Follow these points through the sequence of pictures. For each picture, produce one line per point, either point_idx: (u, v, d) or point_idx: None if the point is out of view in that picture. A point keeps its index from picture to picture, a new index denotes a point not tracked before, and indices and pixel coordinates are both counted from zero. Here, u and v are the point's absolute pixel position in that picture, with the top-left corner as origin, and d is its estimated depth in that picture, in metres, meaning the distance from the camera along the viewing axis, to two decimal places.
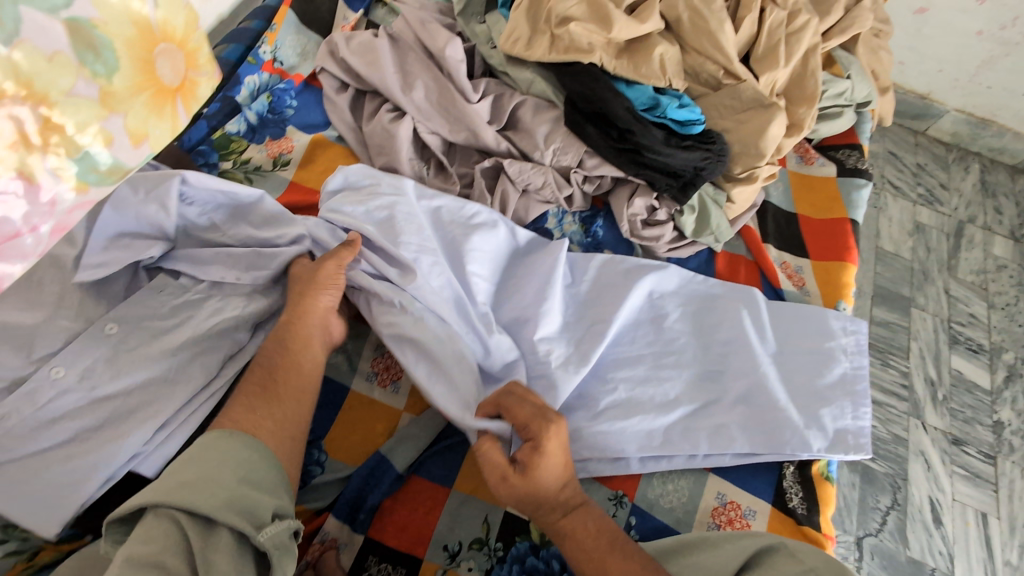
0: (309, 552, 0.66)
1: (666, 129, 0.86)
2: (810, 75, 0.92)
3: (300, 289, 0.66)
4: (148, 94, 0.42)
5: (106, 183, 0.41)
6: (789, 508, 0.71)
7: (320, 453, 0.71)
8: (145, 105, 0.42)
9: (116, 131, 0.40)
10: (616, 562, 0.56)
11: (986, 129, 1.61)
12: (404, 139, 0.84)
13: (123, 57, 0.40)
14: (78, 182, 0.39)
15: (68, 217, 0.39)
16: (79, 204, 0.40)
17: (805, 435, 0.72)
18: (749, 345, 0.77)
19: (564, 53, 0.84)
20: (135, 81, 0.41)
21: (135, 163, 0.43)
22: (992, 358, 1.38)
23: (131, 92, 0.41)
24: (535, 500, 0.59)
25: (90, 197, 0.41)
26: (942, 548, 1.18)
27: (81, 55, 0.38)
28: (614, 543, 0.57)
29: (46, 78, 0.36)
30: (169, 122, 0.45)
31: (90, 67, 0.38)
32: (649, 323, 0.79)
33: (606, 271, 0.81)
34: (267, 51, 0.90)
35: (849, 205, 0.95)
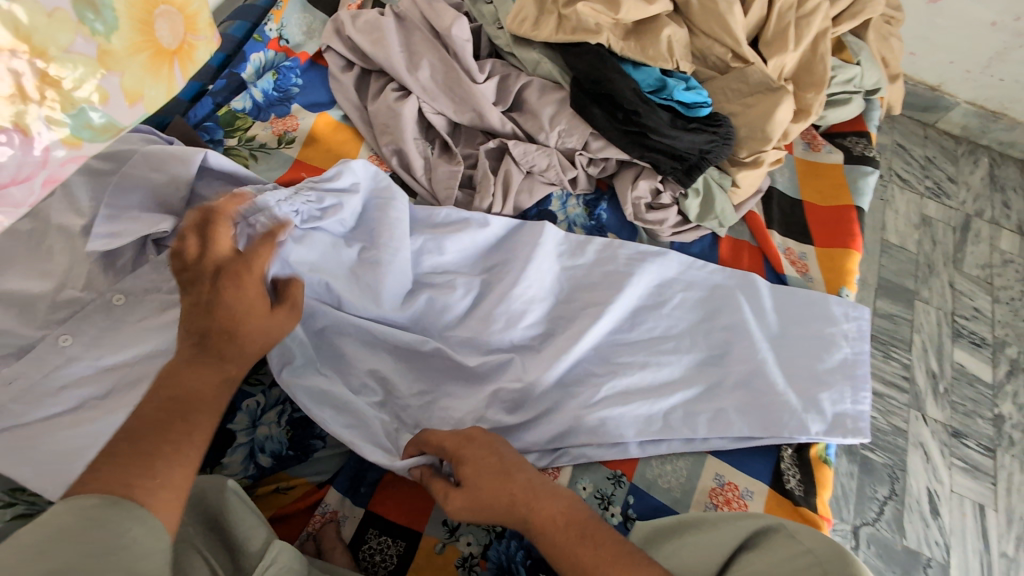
0: (311, 524, 0.67)
1: (673, 112, 0.85)
2: (820, 60, 0.91)
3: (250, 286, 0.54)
4: (145, 55, 0.43)
5: (98, 140, 0.42)
6: (787, 490, 0.72)
7: (322, 427, 0.71)
8: (142, 65, 0.43)
9: (112, 89, 0.41)
10: (586, 552, 0.50)
11: (997, 122, 1.59)
12: (409, 118, 0.84)
13: (123, 16, 0.40)
14: (72, 138, 0.39)
15: (59, 170, 0.41)
16: (71, 157, 0.41)
17: (802, 417, 0.73)
18: (750, 330, 0.77)
19: (571, 34, 0.84)
20: (133, 42, 0.42)
21: (127, 122, 0.44)
22: (995, 352, 1.38)
23: (128, 51, 0.41)
24: (489, 507, 0.55)
25: (81, 150, 0.42)
26: (939, 538, 1.19)
27: (81, 13, 0.38)
28: (581, 533, 0.51)
29: (46, 34, 0.36)
30: (164, 84, 0.46)
31: (89, 24, 0.39)
32: (651, 307, 0.79)
33: (611, 259, 0.81)
34: (273, 28, 0.91)
35: (856, 192, 0.94)
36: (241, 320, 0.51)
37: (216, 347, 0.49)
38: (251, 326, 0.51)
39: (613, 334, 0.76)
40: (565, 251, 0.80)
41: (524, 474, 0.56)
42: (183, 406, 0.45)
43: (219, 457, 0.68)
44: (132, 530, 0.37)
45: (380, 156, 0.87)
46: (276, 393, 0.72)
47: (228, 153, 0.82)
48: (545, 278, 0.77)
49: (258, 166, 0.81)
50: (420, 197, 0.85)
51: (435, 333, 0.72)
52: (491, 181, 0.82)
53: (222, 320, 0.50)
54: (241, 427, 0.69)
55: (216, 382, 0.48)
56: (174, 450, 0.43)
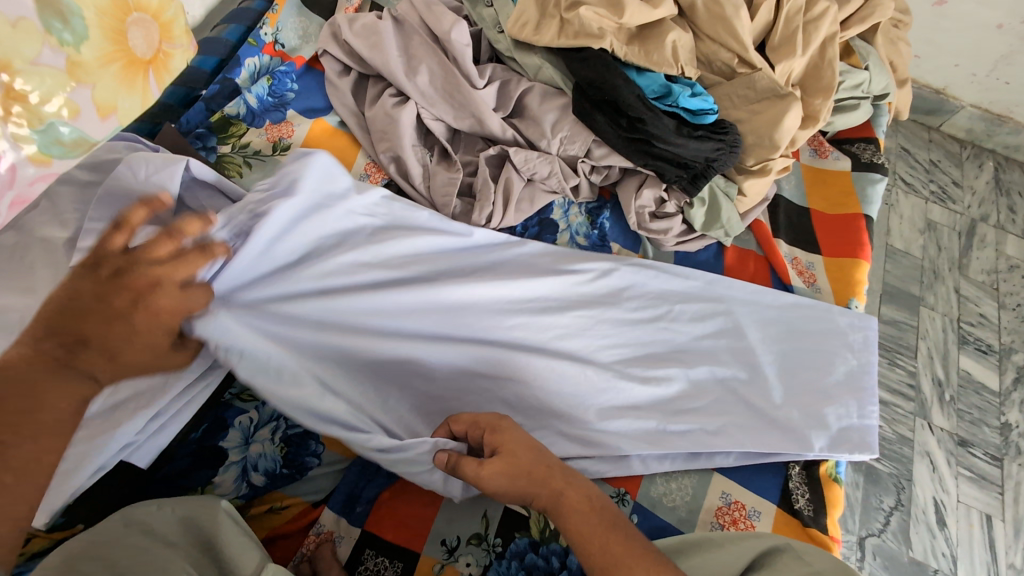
0: (305, 545, 0.65)
1: (677, 119, 0.83)
2: (828, 65, 0.89)
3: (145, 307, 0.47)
4: (118, 66, 0.43)
5: (70, 155, 0.42)
6: (796, 510, 0.70)
7: (317, 444, 0.70)
8: (114, 77, 0.43)
9: (83, 102, 0.41)
10: (615, 539, 0.49)
11: (1002, 125, 1.57)
12: (406, 125, 0.82)
13: (93, 26, 0.40)
14: (40, 154, 0.39)
15: (28, 188, 0.40)
16: (39, 175, 0.41)
17: (806, 434, 0.71)
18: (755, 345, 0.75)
19: (573, 38, 0.82)
20: (104, 52, 0.42)
21: (101, 135, 0.44)
22: (1002, 359, 1.36)
23: (99, 63, 0.41)
24: (526, 474, 0.54)
25: (52, 168, 0.41)
26: (946, 550, 1.17)
27: (48, 22, 0.38)
28: (610, 525, 0.50)
29: (11, 47, 0.36)
30: (138, 95, 0.46)
31: (57, 35, 0.38)
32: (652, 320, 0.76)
33: (604, 274, 0.77)
34: (268, 33, 0.89)
35: (864, 201, 0.92)
36: (124, 349, 0.46)
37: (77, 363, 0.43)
38: (137, 355, 0.48)
39: (616, 348, 0.73)
40: (561, 261, 0.77)
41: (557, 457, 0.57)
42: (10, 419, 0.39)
43: (210, 475, 0.65)
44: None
45: (377, 163, 0.85)
46: (270, 409, 0.70)
47: (221, 160, 0.80)
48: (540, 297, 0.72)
49: (252, 174, 0.79)
50: (418, 206, 0.83)
51: None
52: (492, 189, 0.80)
53: (108, 340, 0.45)
54: (233, 444, 0.67)
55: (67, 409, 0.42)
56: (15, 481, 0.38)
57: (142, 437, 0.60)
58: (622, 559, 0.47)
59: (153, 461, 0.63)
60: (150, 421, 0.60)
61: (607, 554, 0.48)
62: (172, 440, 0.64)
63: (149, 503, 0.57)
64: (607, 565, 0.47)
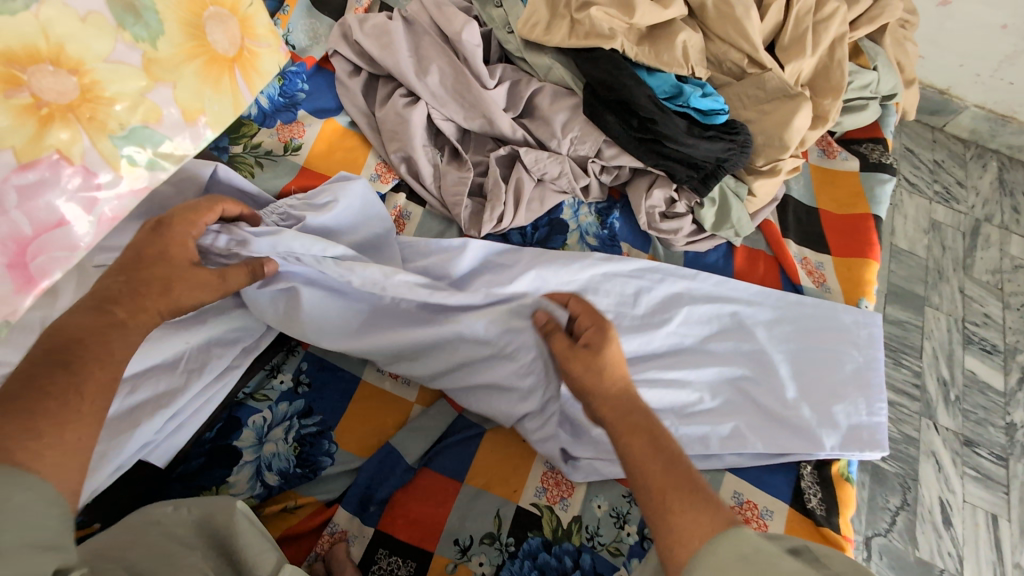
0: (319, 545, 0.65)
1: (688, 119, 0.83)
2: (837, 65, 0.90)
3: (167, 241, 0.57)
4: (197, 63, 0.51)
5: (159, 166, 0.50)
6: (808, 510, 0.70)
7: (330, 443, 0.70)
8: (192, 75, 0.50)
9: (164, 102, 0.49)
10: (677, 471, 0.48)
11: (1006, 125, 1.57)
12: (417, 125, 0.82)
13: (164, 25, 0.48)
14: (119, 159, 0.47)
15: (119, 205, 0.48)
16: (129, 190, 0.48)
17: (818, 433, 0.71)
18: (764, 345, 0.75)
19: (584, 38, 0.82)
20: (181, 50, 0.50)
21: (191, 139, 0.52)
22: (1007, 359, 1.36)
23: (176, 59, 0.49)
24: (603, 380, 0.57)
25: (142, 181, 0.49)
26: (952, 549, 1.17)
27: (120, 21, 0.46)
28: (662, 452, 0.50)
29: (81, 41, 0.44)
30: (225, 96, 0.54)
31: (130, 31, 0.46)
32: (656, 320, 0.76)
33: (607, 279, 0.77)
34: (279, 34, 0.88)
35: (873, 201, 0.92)
36: (145, 274, 0.54)
37: (113, 297, 0.52)
38: (164, 279, 0.55)
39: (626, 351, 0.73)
40: (561, 262, 0.75)
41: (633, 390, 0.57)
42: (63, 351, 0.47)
43: (225, 475, 0.65)
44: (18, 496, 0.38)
45: (388, 163, 0.85)
46: (283, 408, 0.70)
47: (233, 160, 0.80)
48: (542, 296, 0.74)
49: (264, 175, 0.79)
50: (431, 206, 0.84)
51: (446, 350, 0.69)
52: (502, 189, 0.80)
53: (133, 268, 0.54)
54: (247, 444, 0.67)
55: (100, 324, 0.50)
56: (58, 403, 0.43)
57: (160, 437, 0.62)
58: (676, 493, 0.47)
59: (169, 462, 0.64)
60: (167, 420, 0.62)
61: (662, 481, 0.48)
62: (189, 440, 0.65)
63: (167, 504, 0.57)
64: (660, 490, 0.47)
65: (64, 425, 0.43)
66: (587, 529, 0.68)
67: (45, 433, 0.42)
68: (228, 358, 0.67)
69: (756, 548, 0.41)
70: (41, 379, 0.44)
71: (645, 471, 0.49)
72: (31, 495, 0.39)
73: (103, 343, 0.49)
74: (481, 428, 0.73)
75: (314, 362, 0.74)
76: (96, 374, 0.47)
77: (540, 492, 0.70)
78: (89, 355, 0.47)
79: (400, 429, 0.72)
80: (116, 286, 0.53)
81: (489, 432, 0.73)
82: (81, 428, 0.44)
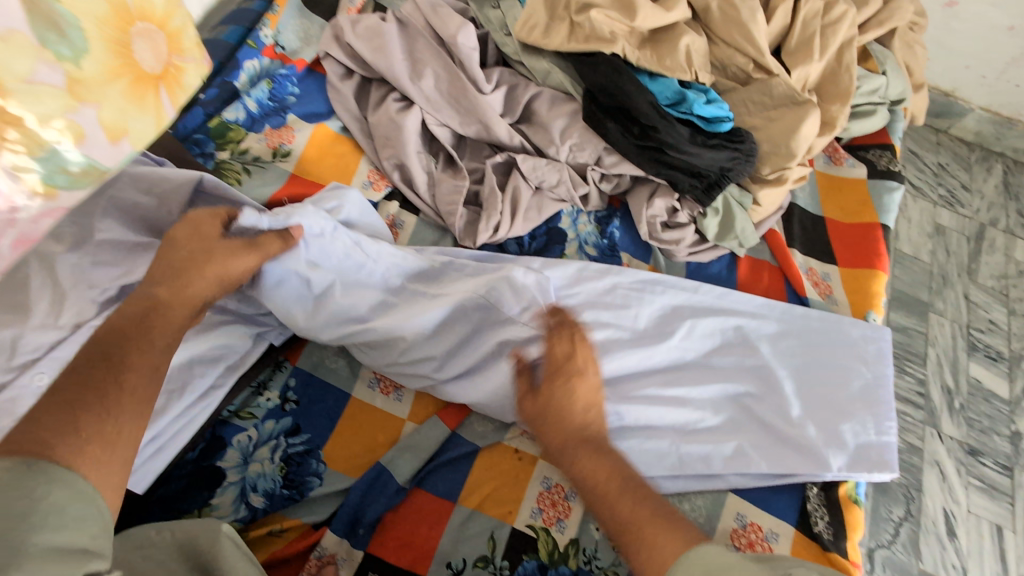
0: (306, 569, 0.62)
1: (691, 126, 0.80)
2: (845, 70, 0.87)
3: (192, 225, 0.60)
4: (126, 81, 0.37)
5: (79, 187, 0.36)
6: (814, 534, 0.67)
7: (318, 463, 0.67)
8: (122, 94, 0.37)
9: (87, 125, 0.36)
10: (628, 502, 0.51)
11: (1012, 128, 1.54)
12: (410, 131, 0.79)
13: (92, 37, 0.35)
14: (45, 187, 0.34)
15: (33, 229, 0.36)
16: (46, 212, 0.36)
17: (825, 454, 0.68)
18: (768, 363, 0.73)
19: (584, 42, 0.79)
20: (108, 66, 0.36)
21: (112, 163, 0.38)
22: (1012, 366, 1.34)
23: (105, 77, 0.36)
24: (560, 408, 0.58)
25: (61, 202, 0.37)
26: (956, 561, 1.15)
27: (42, 35, 0.33)
28: (632, 494, 0.51)
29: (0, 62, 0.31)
30: (152, 114, 0.40)
31: (52, 49, 0.34)
32: (657, 336, 0.73)
33: (608, 291, 0.75)
34: (268, 35, 0.86)
35: (881, 209, 0.89)
36: (181, 249, 0.59)
37: (158, 277, 0.57)
38: (200, 249, 0.59)
39: (627, 367, 0.70)
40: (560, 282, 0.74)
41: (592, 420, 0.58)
42: (113, 346, 0.50)
43: (208, 497, 0.63)
44: (53, 493, 0.38)
45: (380, 170, 0.83)
46: (269, 426, 0.68)
47: (220, 167, 0.78)
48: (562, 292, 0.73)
49: (252, 182, 0.76)
50: (424, 214, 0.81)
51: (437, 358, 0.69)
52: (500, 198, 0.78)
53: (170, 249, 0.58)
54: (231, 464, 0.65)
55: (147, 306, 0.54)
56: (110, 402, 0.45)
57: (139, 461, 0.59)
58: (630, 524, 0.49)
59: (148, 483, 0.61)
60: (145, 443, 0.59)
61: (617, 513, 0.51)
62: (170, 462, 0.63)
63: (149, 527, 0.55)
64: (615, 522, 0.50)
65: (104, 414, 0.44)
66: (585, 552, 0.65)
67: (85, 425, 0.43)
68: (210, 376, 0.64)
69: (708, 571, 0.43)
70: (88, 382, 0.46)
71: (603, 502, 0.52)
72: (67, 492, 0.38)
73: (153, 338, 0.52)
74: (476, 446, 0.71)
75: (303, 379, 0.72)
76: (143, 362, 0.50)
77: (536, 512, 0.67)
78: (132, 342, 0.51)
79: (391, 448, 0.69)
80: (160, 264, 0.58)
81: (485, 451, 0.71)
82: (133, 417, 0.46)
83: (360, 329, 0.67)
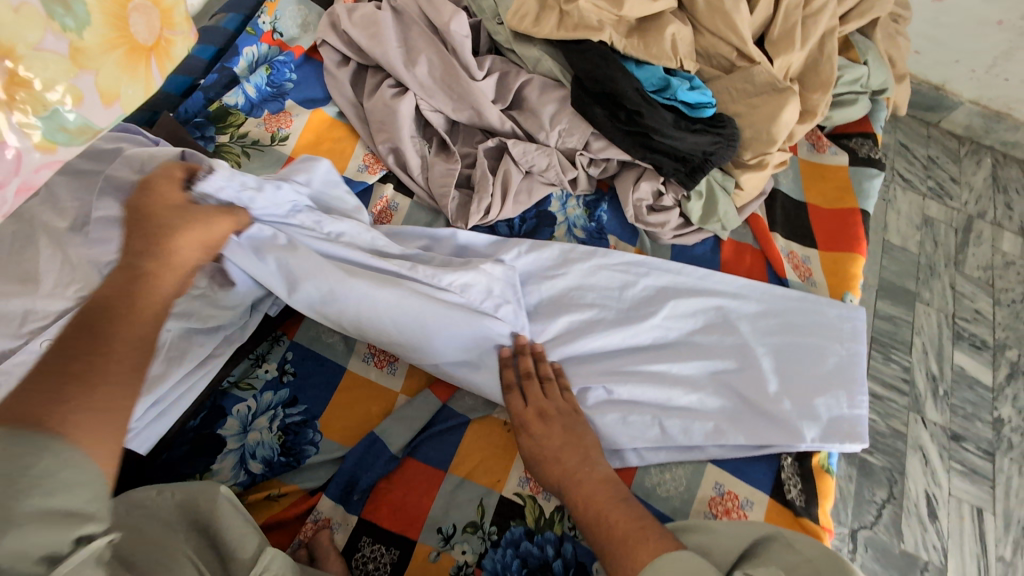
0: (302, 532, 0.65)
1: (676, 112, 0.83)
2: (826, 60, 0.89)
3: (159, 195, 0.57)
4: (121, 52, 0.39)
5: (75, 145, 0.39)
6: (788, 500, 0.70)
7: (315, 433, 0.70)
8: (118, 63, 0.39)
9: (85, 90, 0.37)
10: (618, 514, 0.59)
11: (1001, 122, 1.57)
12: (404, 116, 0.82)
13: (95, 11, 0.37)
14: (45, 142, 0.37)
15: (34, 177, 0.38)
16: (45, 164, 0.38)
17: (798, 425, 0.71)
18: (745, 341, 0.76)
19: (573, 30, 0.82)
20: (107, 37, 0.38)
21: (106, 125, 0.40)
22: (996, 355, 1.37)
23: (102, 48, 0.38)
24: (553, 447, 0.65)
25: (59, 156, 0.39)
26: (937, 542, 1.18)
27: (50, 7, 0.35)
28: (623, 510, 0.60)
29: (11, 30, 0.34)
30: (143, 83, 0.41)
31: (59, 20, 0.36)
32: (631, 315, 0.76)
33: (592, 272, 0.78)
34: (266, 22, 0.88)
35: (861, 195, 0.92)
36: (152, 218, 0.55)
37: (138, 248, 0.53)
38: (170, 216, 0.56)
39: (609, 345, 0.74)
40: (546, 264, 0.77)
41: (582, 445, 0.65)
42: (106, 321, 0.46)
43: (209, 463, 0.66)
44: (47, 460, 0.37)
45: (376, 154, 0.85)
46: (267, 398, 0.71)
47: (220, 150, 0.80)
48: (528, 276, 0.77)
49: (251, 164, 0.79)
50: (418, 197, 0.84)
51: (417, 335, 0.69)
52: (491, 181, 0.80)
53: (147, 217, 0.55)
54: (232, 432, 0.68)
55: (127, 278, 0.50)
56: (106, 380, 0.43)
57: (141, 424, 0.63)
58: (624, 534, 0.57)
59: (153, 447, 0.65)
60: (150, 407, 0.63)
61: (612, 527, 0.58)
62: (171, 429, 0.66)
63: (151, 488, 0.58)
64: (609, 537, 0.58)
65: (98, 382, 0.42)
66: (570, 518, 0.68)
67: (80, 391, 0.41)
68: (207, 347, 0.67)
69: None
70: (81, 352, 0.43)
71: (599, 522, 0.60)
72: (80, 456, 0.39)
73: (147, 309, 0.49)
74: (465, 418, 0.73)
75: (300, 352, 0.75)
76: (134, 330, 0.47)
77: (523, 481, 0.70)
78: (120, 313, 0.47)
79: (384, 418, 0.72)
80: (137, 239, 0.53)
81: (475, 422, 0.74)
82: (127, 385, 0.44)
83: (334, 300, 0.68)
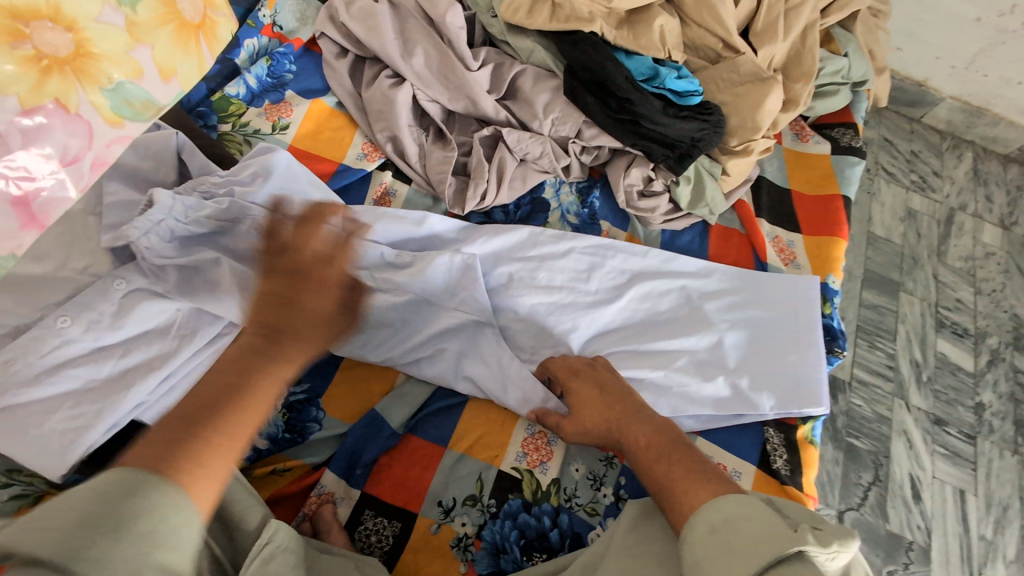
0: (307, 505, 0.68)
1: (664, 100, 0.87)
2: (808, 51, 0.93)
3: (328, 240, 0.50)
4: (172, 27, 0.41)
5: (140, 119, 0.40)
6: (774, 470, 0.73)
7: (317, 410, 0.73)
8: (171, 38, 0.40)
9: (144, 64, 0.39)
10: (676, 457, 0.59)
11: (981, 117, 1.62)
12: (402, 106, 0.85)
13: None
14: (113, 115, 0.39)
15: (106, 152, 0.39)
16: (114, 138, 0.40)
17: (755, 397, 0.74)
18: (701, 316, 0.79)
19: (565, 22, 0.85)
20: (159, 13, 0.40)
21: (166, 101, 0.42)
22: (977, 342, 1.41)
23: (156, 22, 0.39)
24: (603, 401, 0.67)
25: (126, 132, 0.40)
26: (921, 523, 1.22)
27: None
28: (681, 455, 0.59)
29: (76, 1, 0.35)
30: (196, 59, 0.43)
31: None
32: (596, 299, 0.77)
33: (565, 254, 0.80)
34: (267, 15, 0.91)
35: (843, 182, 0.96)
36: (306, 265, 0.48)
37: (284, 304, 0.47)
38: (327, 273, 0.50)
39: (574, 329, 0.75)
40: (515, 245, 0.79)
41: (631, 401, 0.67)
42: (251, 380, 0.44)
43: None
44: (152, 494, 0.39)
45: (374, 142, 0.87)
46: None
47: (222, 139, 0.83)
48: (491, 269, 0.77)
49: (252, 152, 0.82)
50: (416, 183, 0.86)
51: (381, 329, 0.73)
52: (487, 167, 0.83)
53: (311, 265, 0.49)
54: None
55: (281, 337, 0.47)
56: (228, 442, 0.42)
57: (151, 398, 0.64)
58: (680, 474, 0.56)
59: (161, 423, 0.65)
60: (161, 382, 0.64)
61: (668, 468, 0.58)
62: None
63: None
64: (666, 478, 0.57)
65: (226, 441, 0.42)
66: (565, 490, 0.71)
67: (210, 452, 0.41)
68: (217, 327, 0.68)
69: (724, 520, 0.49)
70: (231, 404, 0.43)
71: (655, 466, 0.59)
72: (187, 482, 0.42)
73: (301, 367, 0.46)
74: (461, 395, 0.76)
75: None
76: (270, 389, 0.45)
77: (519, 456, 0.73)
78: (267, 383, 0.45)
79: (384, 397, 0.74)
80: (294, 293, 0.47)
81: (475, 402, 0.76)
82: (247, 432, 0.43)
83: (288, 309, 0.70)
